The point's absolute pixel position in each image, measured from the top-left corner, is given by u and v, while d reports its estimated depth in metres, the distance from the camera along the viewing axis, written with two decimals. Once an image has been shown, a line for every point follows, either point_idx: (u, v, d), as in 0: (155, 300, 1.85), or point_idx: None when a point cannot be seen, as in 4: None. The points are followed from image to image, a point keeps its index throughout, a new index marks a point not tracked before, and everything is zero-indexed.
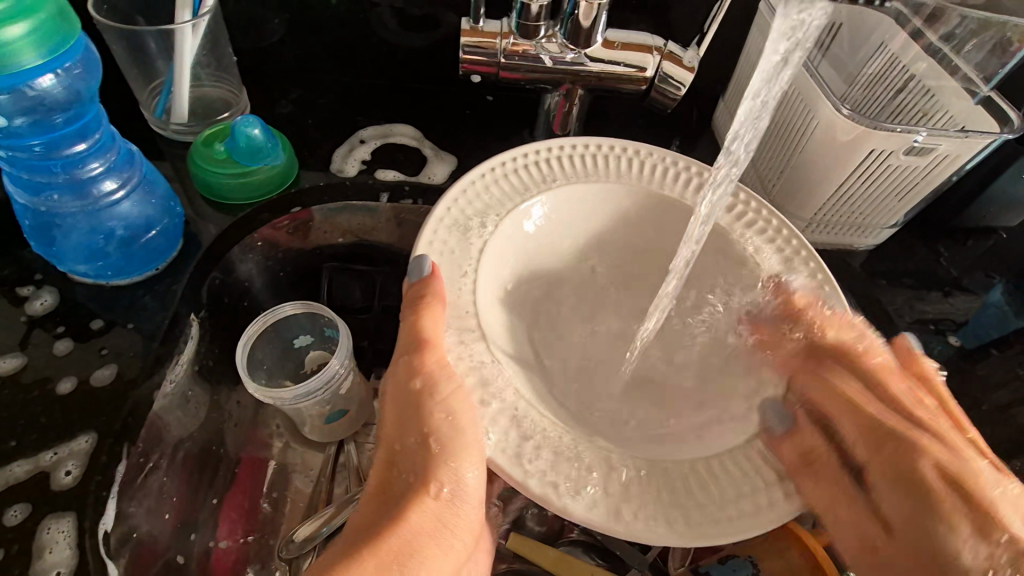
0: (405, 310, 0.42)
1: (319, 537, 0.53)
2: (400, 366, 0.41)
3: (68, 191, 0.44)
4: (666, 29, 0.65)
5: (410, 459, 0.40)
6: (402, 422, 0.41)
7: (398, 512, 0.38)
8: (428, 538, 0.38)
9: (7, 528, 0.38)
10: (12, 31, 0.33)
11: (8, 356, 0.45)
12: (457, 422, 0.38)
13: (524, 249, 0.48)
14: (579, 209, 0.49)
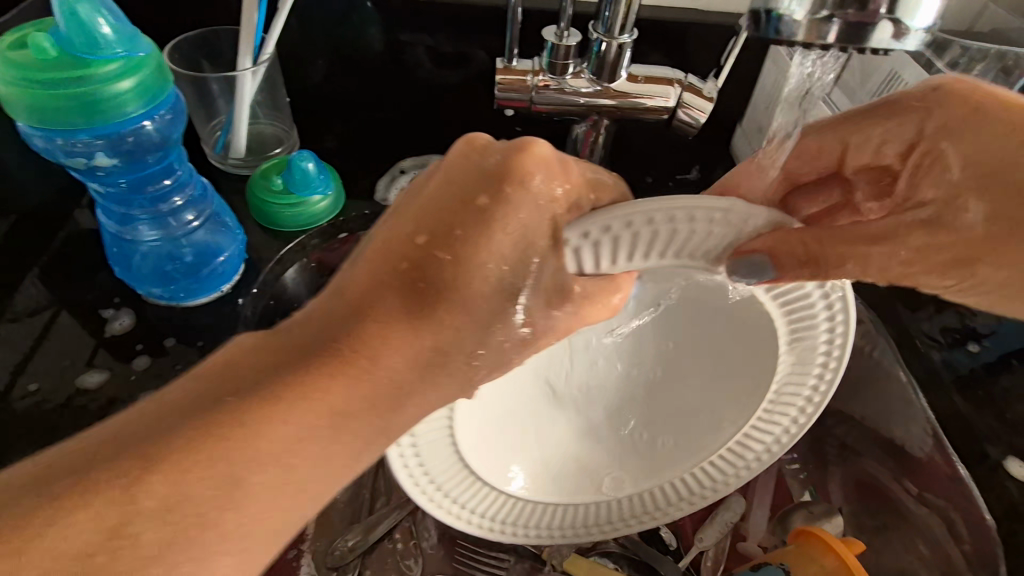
0: (248, 404, 0.28)
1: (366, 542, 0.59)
2: (215, 398, 0.28)
3: (150, 222, 0.49)
4: (685, 61, 0.69)
5: (345, 377, 0.30)
6: (443, 309, 0.31)
7: (215, 510, 0.27)
8: (311, 459, 0.30)
9: None
10: (122, 85, 0.38)
11: (91, 371, 0.49)
12: (303, 405, 0.29)
13: (462, 416, 0.45)
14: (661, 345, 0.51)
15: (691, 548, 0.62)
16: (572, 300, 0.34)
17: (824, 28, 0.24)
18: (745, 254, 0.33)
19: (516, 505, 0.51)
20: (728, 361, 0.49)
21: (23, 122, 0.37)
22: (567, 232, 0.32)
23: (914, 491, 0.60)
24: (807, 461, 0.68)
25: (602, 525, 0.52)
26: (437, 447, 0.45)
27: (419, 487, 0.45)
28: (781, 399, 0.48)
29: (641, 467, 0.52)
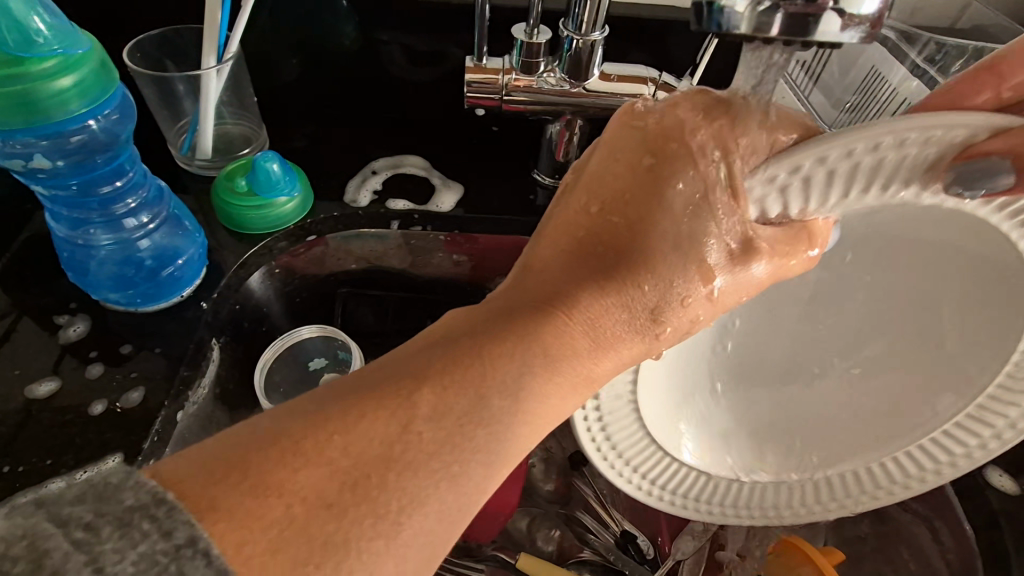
0: (421, 359, 0.30)
1: None
2: (407, 358, 0.31)
3: (103, 226, 0.47)
4: (662, 60, 0.68)
5: (546, 326, 0.32)
6: (667, 268, 0.33)
7: (400, 465, 0.27)
8: (535, 404, 0.31)
9: None
10: (61, 83, 0.37)
11: (44, 380, 0.46)
12: (494, 361, 0.31)
13: (645, 378, 0.47)
14: (784, 313, 0.52)
15: (668, 558, 0.61)
16: (761, 253, 0.34)
17: (766, 20, 0.23)
18: (973, 157, 0.30)
19: (690, 478, 0.50)
20: (953, 338, 0.45)
21: None
22: (750, 181, 0.32)
23: None
24: None
25: (744, 510, 0.51)
26: (619, 414, 0.47)
27: (594, 439, 0.47)
28: (989, 405, 0.43)
29: (852, 450, 0.50)
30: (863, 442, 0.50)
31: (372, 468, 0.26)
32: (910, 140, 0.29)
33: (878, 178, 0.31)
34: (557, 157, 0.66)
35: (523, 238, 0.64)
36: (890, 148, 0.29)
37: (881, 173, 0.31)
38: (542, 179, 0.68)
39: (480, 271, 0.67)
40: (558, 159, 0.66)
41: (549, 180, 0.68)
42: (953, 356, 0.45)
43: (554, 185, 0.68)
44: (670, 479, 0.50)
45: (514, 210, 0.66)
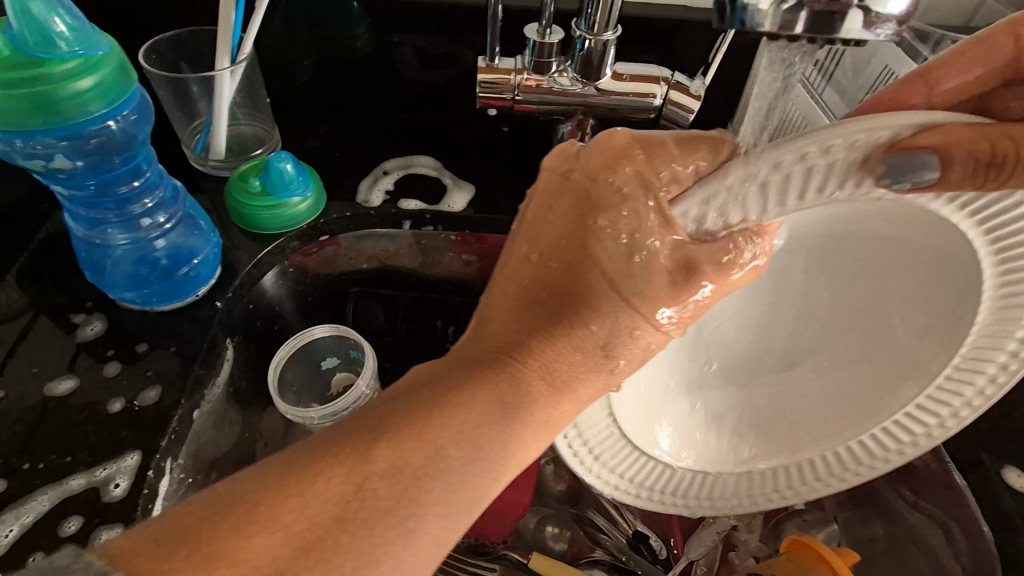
0: (383, 408, 0.33)
1: None
2: (367, 411, 0.33)
3: (120, 225, 0.48)
4: (674, 60, 0.68)
5: (499, 376, 0.34)
6: (608, 306, 0.33)
7: (225, 533, 0.27)
8: (486, 458, 0.33)
9: (63, 538, 0.39)
10: (81, 84, 0.37)
11: (61, 378, 0.47)
12: (444, 404, 0.33)
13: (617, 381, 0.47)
14: (756, 308, 0.52)
15: (681, 559, 0.61)
16: (705, 273, 0.32)
17: (792, 17, 0.22)
18: (911, 151, 0.28)
19: (664, 473, 0.51)
20: (905, 312, 0.46)
21: None
22: (673, 208, 0.32)
23: (910, 498, 0.58)
24: None
25: (737, 501, 0.51)
26: (594, 414, 0.47)
27: (569, 442, 0.47)
28: (975, 364, 0.42)
29: (765, 443, 0.51)
30: (827, 430, 0.50)
31: (405, 482, 0.30)
32: (832, 147, 0.28)
33: (812, 186, 0.30)
34: None
35: None
36: (807, 156, 0.28)
37: (810, 181, 0.30)
38: None
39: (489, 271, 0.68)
40: None
41: None
42: (908, 320, 0.46)
43: None
44: (651, 477, 0.51)
45: None
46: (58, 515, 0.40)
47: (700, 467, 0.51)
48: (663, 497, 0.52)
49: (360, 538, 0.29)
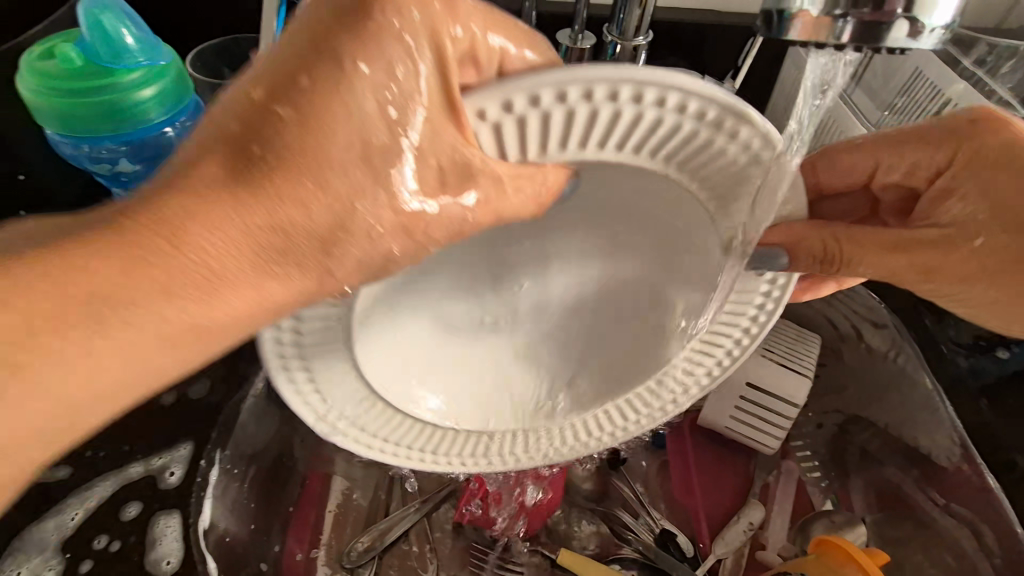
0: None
1: (376, 547, 0.60)
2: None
3: None
4: (702, 64, 0.68)
5: (169, 258, 0.23)
6: (319, 166, 0.24)
7: None
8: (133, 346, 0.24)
9: (124, 522, 0.41)
10: (144, 93, 0.39)
11: None
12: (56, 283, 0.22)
13: (362, 311, 0.34)
14: (583, 234, 0.40)
15: (709, 555, 0.62)
16: (448, 190, 0.26)
17: (838, 26, 0.24)
18: (760, 245, 0.35)
19: (416, 430, 0.40)
20: (626, 232, 0.38)
21: (51, 130, 0.39)
22: (479, 104, 0.26)
23: (940, 501, 0.58)
24: (829, 469, 0.68)
25: (470, 455, 0.43)
26: (336, 368, 0.35)
27: (304, 398, 0.36)
28: (715, 332, 0.39)
29: (509, 404, 0.43)
30: (578, 392, 0.43)
31: (100, 298, 0.23)
32: (648, 90, 0.27)
33: (629, 128, 0.29)
34: None
35: None
36: (616, 97, 0.27)
37: (618, 116, 0.28)
38: None
39: None
40: None
41: None
42: (631, 240, 0.39)
43: None
44: (344, 433, 0.38)
45: None
46: (118, 501, 0.42)
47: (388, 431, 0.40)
48: (409, 450, 0.41)
49: (71, 337, 0.22)
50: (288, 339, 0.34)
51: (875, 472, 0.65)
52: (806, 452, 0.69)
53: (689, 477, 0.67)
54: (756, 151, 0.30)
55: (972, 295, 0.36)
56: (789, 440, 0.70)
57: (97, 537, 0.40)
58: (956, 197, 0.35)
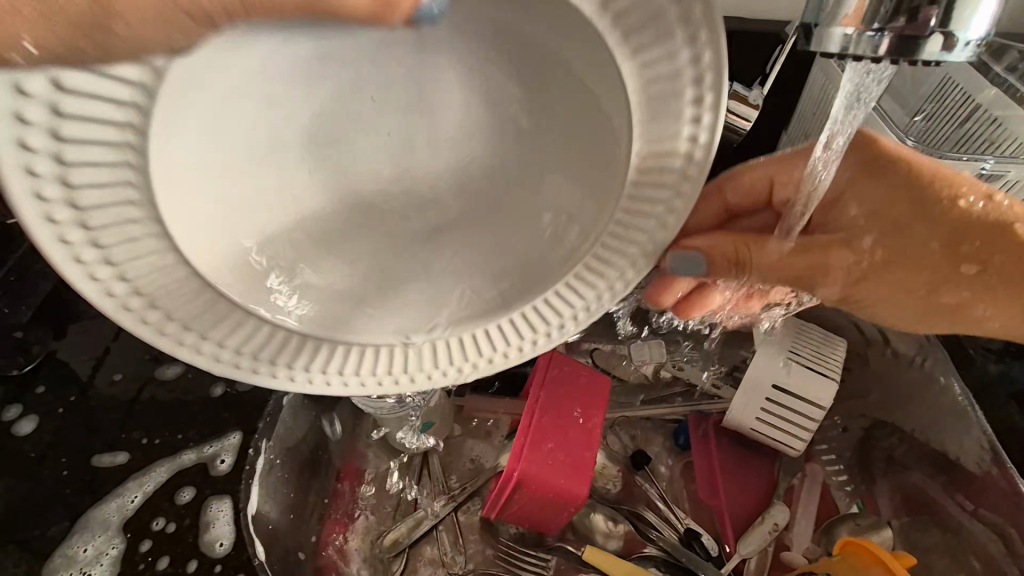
0: None
1: (403, 544, 0.61)
2: None
3: None
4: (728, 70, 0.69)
5: None
6: None
7: None
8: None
9: (179, 505, 0.44)
10: None
11: (170, 364, 0.51)
12: None
13: (159, 122, 0.25)
14: (336, 83, 0.30)
15: (733, 556, 0.62)
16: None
17: (874, 40, 0.25)
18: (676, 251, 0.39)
19: (269, 336, 0.35)
20: (523, 73, 0.31)
21: None
22: None
23: (968, 507, 0.58)
24: (854, 474, 0.69)
25: (346, 374, 0.38)
26: (120, 217, 0.27)
27: (78, 261, 0.28)
28: (632, 209, 0.33)
29: (383, 316, 0.37)
30: (451, 300, 0.37)
31: None
32: None
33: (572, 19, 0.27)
34: None
35: None
36: None
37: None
38: None
39: None
40: None
41: None
42: (532, 128, 0.33)
43: None
44: (156, 325, 0.31)
45: None
46: (173, 485, 0.45)
47: (200, 326, 0.32)
48: (238, 356, 0.34)
49: None
50: (51, 187, 0.25)
51: (900, 477, 0.65)
52: (831, 456, 0.70)
53: (715, 479, 0.67)
54: (696, 145, 0.31)
55: (861, 297, 0.40)
56: (814, 443, 0.70)
57: (155, 518, 0.43)
58: (840, 207, 0.39)
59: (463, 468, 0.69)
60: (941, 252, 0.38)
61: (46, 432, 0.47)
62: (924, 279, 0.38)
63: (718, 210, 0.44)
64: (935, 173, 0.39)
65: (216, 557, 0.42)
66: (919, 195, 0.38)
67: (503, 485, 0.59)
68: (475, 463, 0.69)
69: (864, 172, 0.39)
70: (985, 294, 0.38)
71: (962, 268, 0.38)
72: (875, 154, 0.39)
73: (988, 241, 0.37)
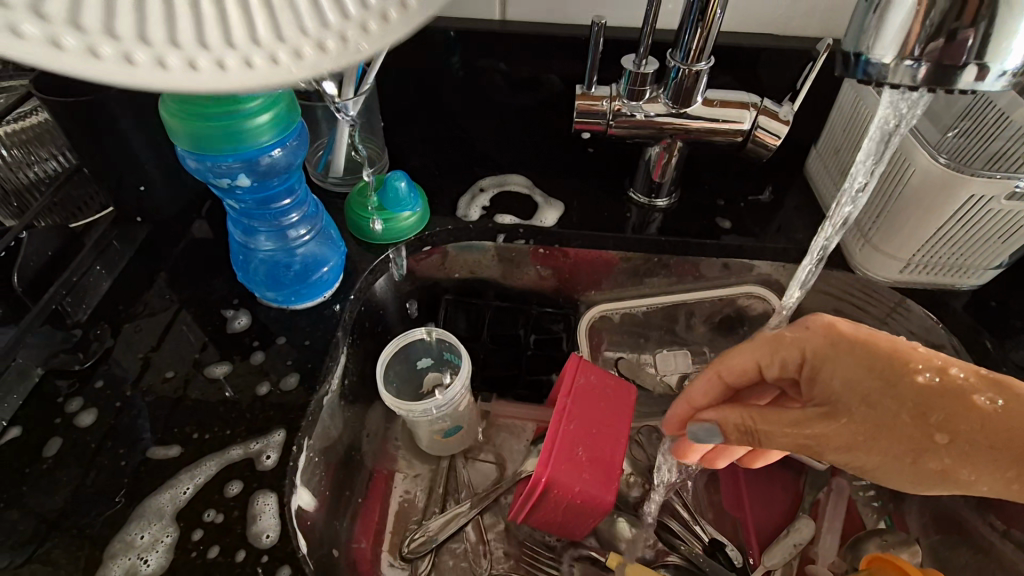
0: None
1: (431, 543, 0.62)
2: None
3: (270, 234, 0.55)
4: (757, 85, 0.71)
5: None
6: None
7: None
8: None
9: (228, 498, 0.46)
10: (262, 119, 0.44)
11: (218, 363, 0.54)
12: None
13: None
14: None
15: (757, 567, 0.63)
16: None
17: (910, 67, 0.31)
18: (697, 425, 0.47)
19: None
20: None
21: (183, 148, 0.45)
22: None
23: (999, 526, 0.58)
24: (882, 490, 0.68)
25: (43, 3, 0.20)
26: None
27: None
28: None
29: None
30: None
31: None
32: None
33: None
34: (653, 177, 0.71)
35: (614, 254, 0.70)
36: None
37: None
38: (637, 197, 0.73)
39: (566, 284, 0.75)
40: (654, 179, 0.70)
41: (644, 199, 0.73)
42: None
43: (648, 204, 0.73)
44: (90, 43, 0.21)
45: (609, 227, 0.71)
46: (222, 479, 0.47)
47: (130, 21, 0.21)
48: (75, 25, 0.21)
49: None
50: None
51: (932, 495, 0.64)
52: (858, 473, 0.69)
53: (740, 491, 0.68)
54: None
55: (862, 463, 0.41)
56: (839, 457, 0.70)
57: (206, 511, 0.45)
58: (824, 380, 0.43)
59: (489, 472, 0.70)
60: (911, 420, 0.40)
61: (106, 424, 0.49)
62: (904, 443, 0.39)
63: (717, 382, 0.49)
64: (894, 346, 0.42)
65: (263, 548, 0.43)
66: (884, 368, 0.41)
67: (527, 492, 0.59)
68: (500, 466, 0.71)
69: (832, 347, 0.43)
70: (969, 460, 0.38)
71: (935, 437, 0.39)
72: (837, 331, 0.43)
73: (956, 410, 0.39)
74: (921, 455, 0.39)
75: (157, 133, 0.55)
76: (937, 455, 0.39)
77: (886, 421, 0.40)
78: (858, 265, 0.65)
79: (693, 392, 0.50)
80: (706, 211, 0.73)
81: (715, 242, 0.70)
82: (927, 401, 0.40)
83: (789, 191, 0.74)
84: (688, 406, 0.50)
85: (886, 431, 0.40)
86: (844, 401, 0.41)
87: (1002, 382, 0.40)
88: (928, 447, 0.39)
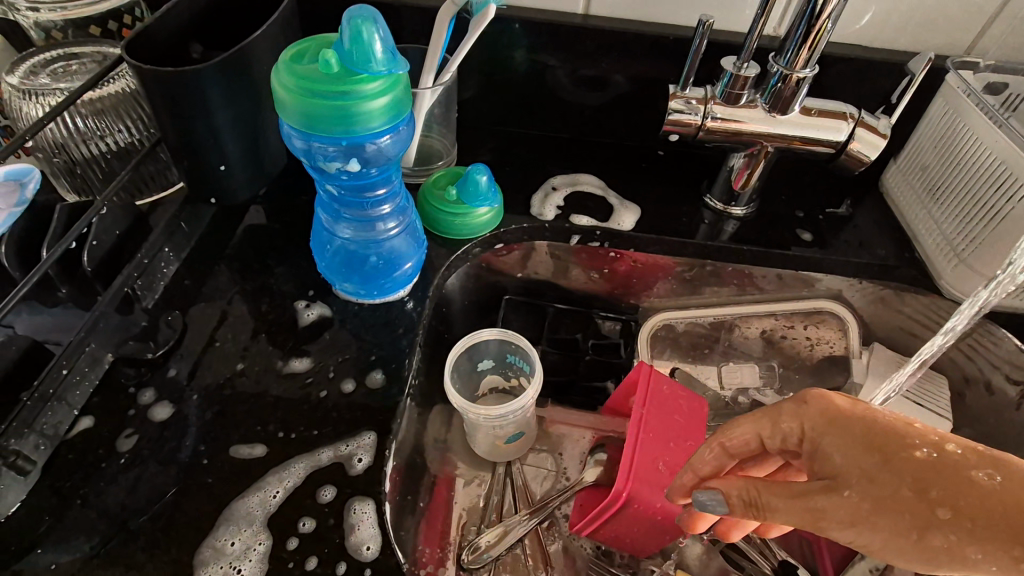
0: None
1: (481, 559, 0.59)
2: None
3: (359, 224, 0.52)
4: (841, 97, 0.69)
5: None
6: None
7: None
8: None
9: (322, 504, 0.43)
10: (379, 103, 0.41)
11: (299, 357, 0.51)
12: None
13: None
14: None
15: None
16: None
17: None
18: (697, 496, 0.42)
19: None
20: None
21: (292, 126, 0.42)
22: None
23: None
24: None
25: None
26: None
27: None
28: None
29: None
30: None
31: None
32: None
33: None
34: (733, 185, 0.69)
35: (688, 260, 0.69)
36: None
37: None
38: (713, 203, 0.71)
39: (628, 290, 0.74)
40: (735, 187, 0.69)
41: (720, 206, 0.71)
42: None
43: (724, 211, 0.71)
44: None
45: (684, 233, 0.69)
46: (314, 483, 0.44)
47: None
48: None
49: None
50: None
51: None
52: None
53: None
54: None
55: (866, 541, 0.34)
56: None
57: (302, 519, 0.42)
58: (822, 456, 0.37)
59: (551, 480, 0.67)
60: (909, 494, 0.33)
61: (183, 419, 0.46)
62: (902, 518, 0.33)
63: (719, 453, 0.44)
64: (891, 419, 0.36)
65: (365, 561, 0.40)
66: (880, 437, 0.36)
67: (604, 507, 0.57)
68: (557, 475, 0.67)
69: (827, 421, 0.38)
70: (976, 539, 0.31)
71: (935, 512, 0.32)
72: (832, 406, 0.38)
73: (954, 484, 0.33)
74: (920, 532, 0.32)
75: (242, 113, 0.52)
76: (939, 533, 0.32)
77: (881, 493, 0.34)
78: (948, 287, 0.64)
79: (696, 461, 0.45)
80: (783, 221, 0.71)
81: (793, 253, 0.68)
82: (921, 475, 0.33)
83: (866, 205, 0.73)
84: (693, 478, 0.45)
85: (882, 501, 0.34)
86: (840, 474, 0.36)
87: (1005, 459, 0.33)
88: (929, 519, 0.32)
